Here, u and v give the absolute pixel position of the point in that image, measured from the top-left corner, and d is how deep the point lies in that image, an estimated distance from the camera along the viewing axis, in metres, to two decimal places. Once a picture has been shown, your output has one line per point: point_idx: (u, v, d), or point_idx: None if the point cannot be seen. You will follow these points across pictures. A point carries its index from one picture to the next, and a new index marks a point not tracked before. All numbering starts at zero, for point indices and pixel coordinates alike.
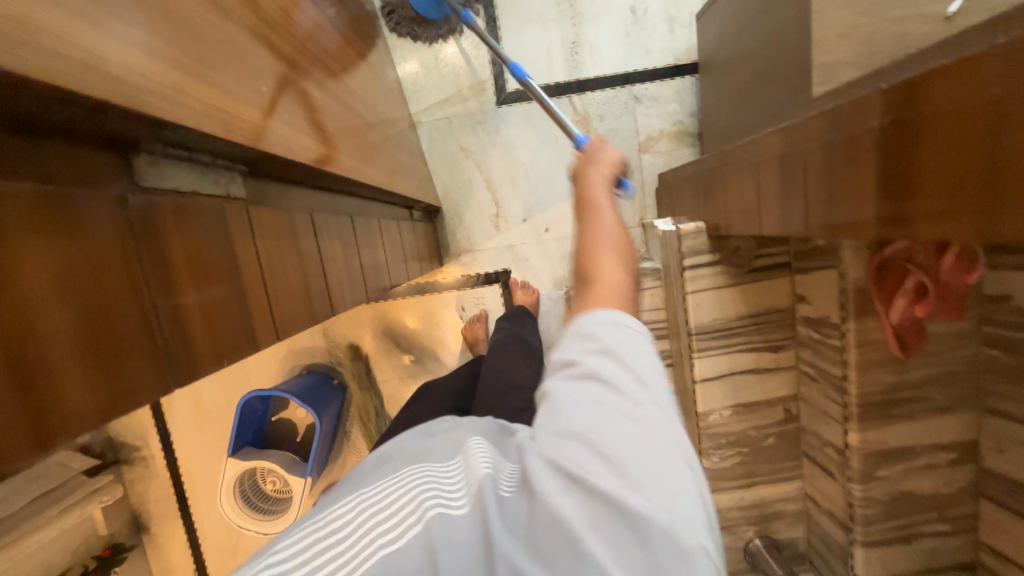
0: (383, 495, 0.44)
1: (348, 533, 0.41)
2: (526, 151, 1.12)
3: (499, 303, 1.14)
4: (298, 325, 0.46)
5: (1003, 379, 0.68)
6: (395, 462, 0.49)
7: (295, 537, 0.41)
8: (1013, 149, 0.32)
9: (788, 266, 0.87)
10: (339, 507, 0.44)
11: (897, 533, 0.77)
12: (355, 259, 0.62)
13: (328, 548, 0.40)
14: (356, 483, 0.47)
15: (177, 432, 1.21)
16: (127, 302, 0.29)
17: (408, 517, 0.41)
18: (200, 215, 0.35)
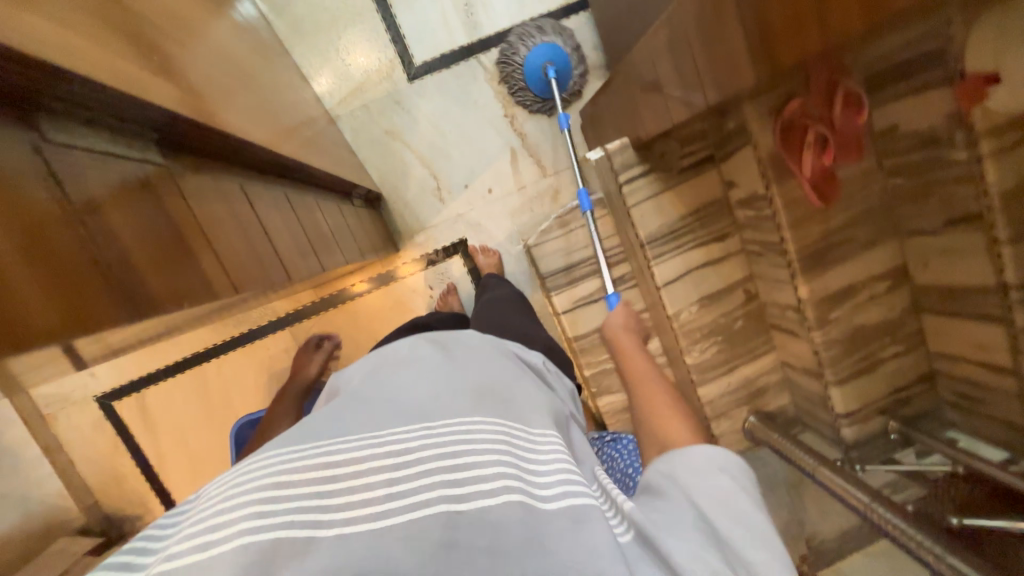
0: (450, 446, 0.45)
1: (408, 474, 0.41)
2: (449, 120, 1.14)
3: (464, 273, 1.19)
4: (256, 284, 0.50)
5: (910, 201, 0.77)
6: (462, 410, 0.50)
7: (352, 459, 0.42)
8: None
9: (712, 158, 0.93)
10: (397, 439, 0.45)
11: (861, 365, 0.85)
12: (299, 229, 0.64)
13: (385, 479, 0.41)
14: (416, 415, 0.48)
15: (177, 486, 1.18)
16: (76, 249, 0.32)
17: (477, 480, 0.42)
18: (121, 174, 0.37)
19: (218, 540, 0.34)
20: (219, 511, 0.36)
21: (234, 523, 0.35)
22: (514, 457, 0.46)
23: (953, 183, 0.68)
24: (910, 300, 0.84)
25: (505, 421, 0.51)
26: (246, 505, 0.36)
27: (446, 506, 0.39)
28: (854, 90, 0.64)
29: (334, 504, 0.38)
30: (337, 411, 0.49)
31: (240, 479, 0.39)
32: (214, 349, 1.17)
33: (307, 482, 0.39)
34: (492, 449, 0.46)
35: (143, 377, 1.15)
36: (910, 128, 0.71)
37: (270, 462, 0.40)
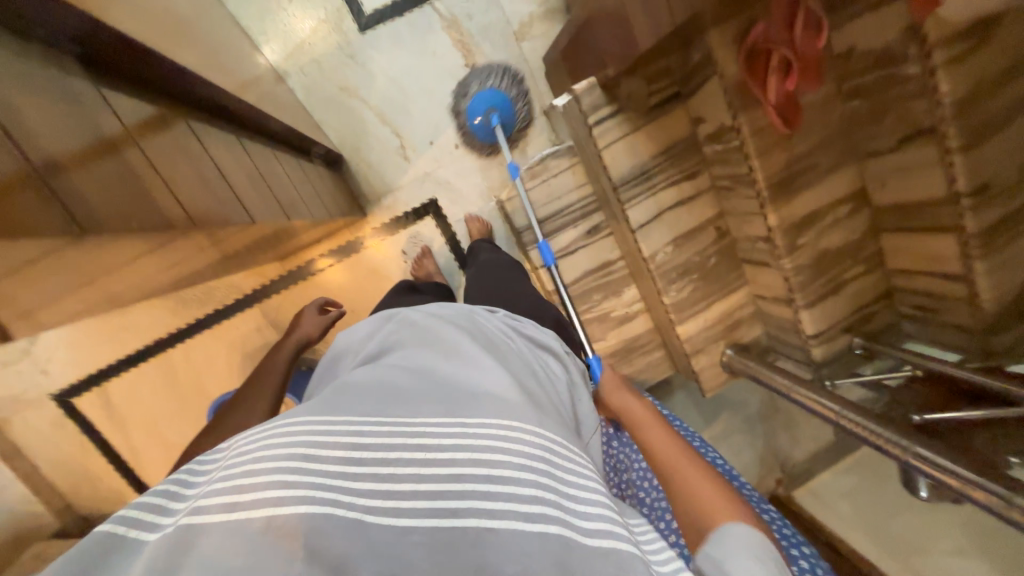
0: (482, 452, 0.43)
1: (436, 477, 0.40)
2: (407, 73, 1.08)
3: (437, 235, 1.16)
4: (214, 224, 0.47)
5: (867, 123, 0.79)
6: (498, 409, 0.48)
7: (381, 447, 0.41)
8: None
9: (679, 96, 0.93)
10: (428, 434, 0.43)
11: (828, 288, 0.89)
12: (259, 178, 0.62)
13: (411, 477, 0.40)
14: (450, 409, 0.47)
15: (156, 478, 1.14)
16: (16, 173, 0.30)
17: (508, 495, 0.40)
18: (48, 92, 0.34)
19: (244, 504, 0.34)
20: (251, 473, 0.36)
21: (261, 489, 0.35)
22: (551, 468, 0.45)
23: (907, 100, 0.70)
24: (869, 222, 0.88)
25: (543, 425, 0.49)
26: (274, 474, 0.36)
27: (471, 521, 0.38)
28: (818, 11, 0.64)
29: (358, 494, 0.37)
30: (373, 387, 0.49)
31: (271, 441, 0.39)
32: (180, 333, 1.12)
33: (334, 463, 0.39)
34: (529, 460, 0.44)
35: (104, 369, 1.08)
36: (867, 48, 0.72)
37: (300, 433, 0.40)
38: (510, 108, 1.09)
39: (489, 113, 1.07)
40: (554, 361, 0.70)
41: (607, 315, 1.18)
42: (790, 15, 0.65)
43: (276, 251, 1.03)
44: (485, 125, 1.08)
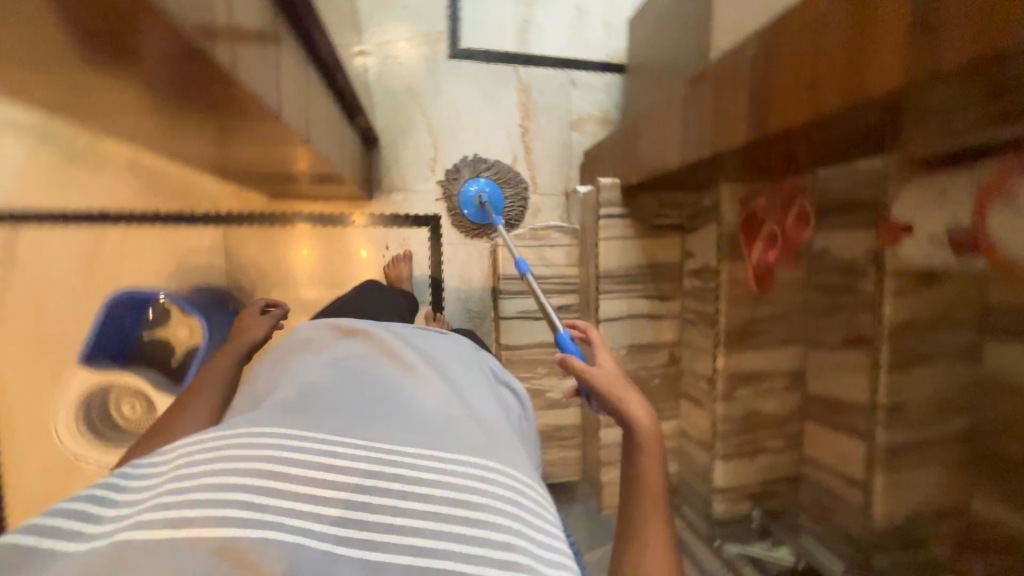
0: (459, 491, 0.43)
1: (409, 507, 0.41)
2: (469, 106, 1.19)
3: (424, 247, 1.19)
4: (244, 92, 0.46)
5: (820, 317, 0.89)
6: (474, 447, 0.48)
7: (350, 468, 0.43)
8: (832, 44, 0.48)
9: (680, 228, 1.05)
10: (402, 464, 0.44)
11: (744, 447, 0.94)
12: (303, 104, 0.67)
13: (386, 508, 0.40)
14: (427, 441, 0.48)
15: (5, 344, 1.00)
16: None
17: (480, 538, 0.40)
18: None
19: (196, 521, 0.36)
20: (209, 491, 0.38)
21: (216, 508, 0.37)
22: (526, 516, 0.44)
23: (856, 309, 0.81)
24: (797, 404, 0.95)
25: (516, 470, 0.48)
26: (234, 495, 0.38)
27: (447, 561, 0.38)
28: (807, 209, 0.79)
29: (325, 524, 0.38)
30: (347, 408, 0.50)
31: (229, 461, 0.41)
32: (124, 215, 1.04)
33: (303, 486, 0.40)
34: (506, 504, 0.44)
35: (29, 211, 1.00)
36: (838, 256, 0.84)
37: (265, 455, 0.41)
38: (500, 200, 1.19)
39: (483, 202, 1.18)
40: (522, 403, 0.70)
41: (542, 391, 1.17)
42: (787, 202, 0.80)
43: (273, 187, 1.03)
44: (477, 211, 1.18)
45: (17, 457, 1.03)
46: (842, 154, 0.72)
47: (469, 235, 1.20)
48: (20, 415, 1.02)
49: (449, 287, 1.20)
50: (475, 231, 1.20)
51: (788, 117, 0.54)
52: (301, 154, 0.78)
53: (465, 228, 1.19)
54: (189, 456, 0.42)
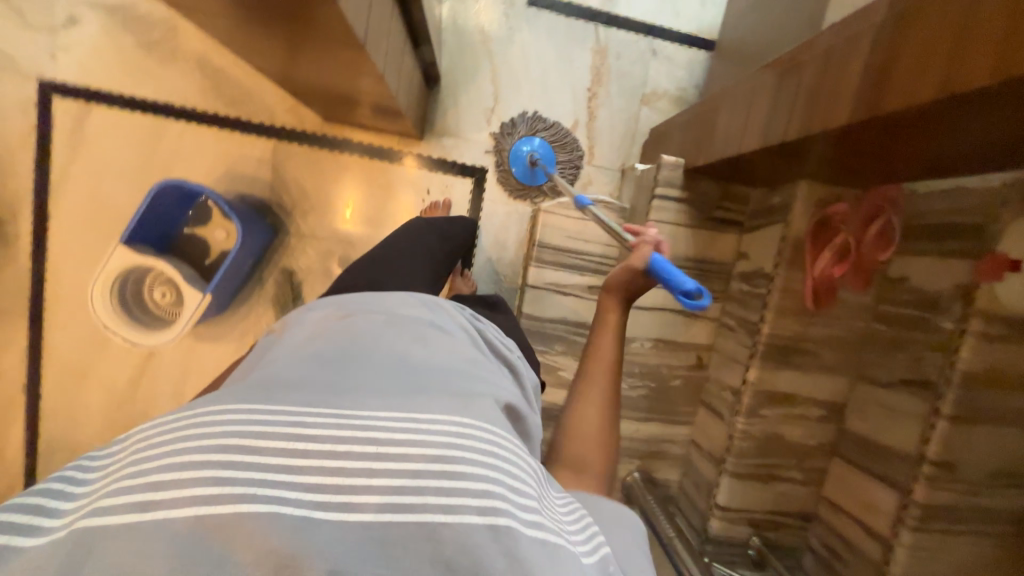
0: (436, 446, 0.38)
1: (384, 466, 0.36)
2: (539, 59, 1.13)
3: (465, 199, 1.16)
4: None
5: (879, 350, 0.79)
6: (451, 405, 0.43)
7: (319, 428, 0.38)
8: (982, 17, 0.41)
9: (740, 225, 0.96)
10: (373, 423, 0.39)
11: (760, 471, 0.86)
12: (366, 8, 0.63)
13: (361, 469, 0.36)
14: (399, 400, 0.42)
15: (60, 215, 1.06)
16: None
17: (461, 490, 0.36)
18: None
19: (160, 502, 0.31)
20: (166, 467, 0.33)
21: (177, 485, 0.32)
22: (509, 471, 0.39)
23: (925, 348, 0.71)
24: (830, 439, 0.86)
25: (499, 428, 0.44)
26: (195, 469, 0.33)
27: (432, 516, 0.34)
28: (891, 229, 0.77)
29: (297, 486, 0.34)
30: (312, 369, 0.45)
31: (185, 433, 0.35)
32: (184, 112, 1.06)
33: (268, 452, 0.35)
34: (487, 457, 0.39)
35: (100, 93, 1.04)
36: (917, 285, 0.74)
37: (223, 422, 0.36)
38: (553, 162, 1.13)
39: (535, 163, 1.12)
40: (523, 371, 0.63)
41: (554, 368, 1.13)
42: (868, 218, 0.78)
43: (328, 107, 1.02)
44: (528, 172, 1.13)
45: (60, 323, 1.10)
46: (947, 170, 0.66)
47: (513, 195, 1.15)
48: (70, 285, 1.08)
49: (482, 245, 1.17)
50: (521, 192, 1.15)
51: (907, 99, 0.47)
52: (359, 70, 0.75)
53: (510, 187, 1.15)
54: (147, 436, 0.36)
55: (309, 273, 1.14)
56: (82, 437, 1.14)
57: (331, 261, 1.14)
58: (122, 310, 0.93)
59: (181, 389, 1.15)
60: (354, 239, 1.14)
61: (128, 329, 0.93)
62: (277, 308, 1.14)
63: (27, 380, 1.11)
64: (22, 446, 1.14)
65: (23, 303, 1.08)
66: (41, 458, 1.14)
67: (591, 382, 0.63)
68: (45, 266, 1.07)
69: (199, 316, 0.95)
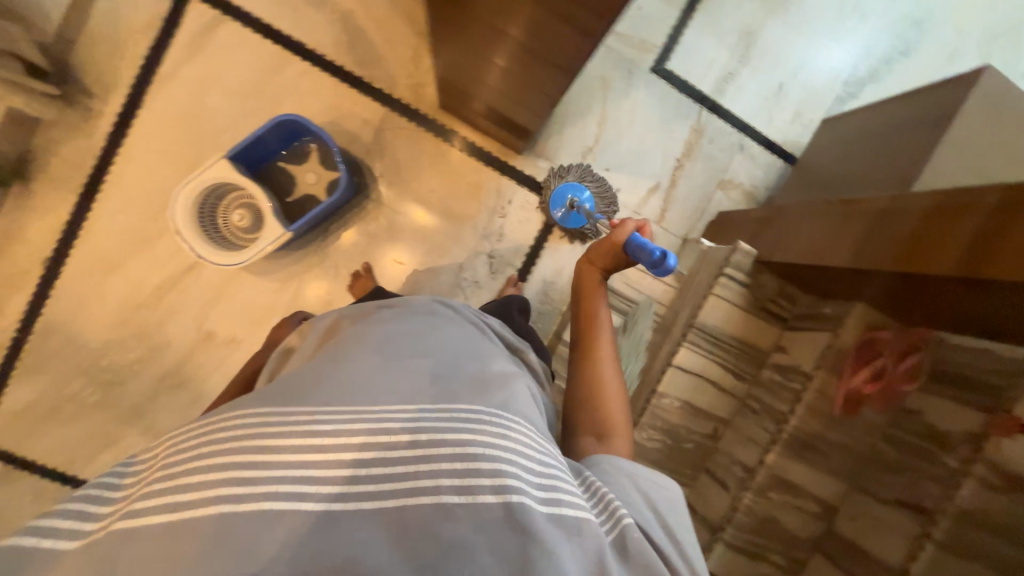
0: (439, 440, 0.49)
1: (394, 456, 0.47)
2: (644, 119, 1.22)
3: (540, 219, 1.22)
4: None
5: (882, 468, 0.88)
6: (450, 403, 0.54)
7: (332, 427, 0.48)
8: None
9: (783, 321, 1.06)
10: (378, 422, 0.50)
11: (752, 548, 0.94)
12: None
13: (374, 460, 0.47)
14: (403, 404, 0.53)
15: (152, 107, 1.05)
16: None
17: (471, 473, 0.47)
18: None
19: (196, 502, 0.42)
20: (200, 475, 0.44)
21: (210, 489, 0.43)
22: (515, 458, 0.50)
23: (925, 477, 0.80)
24: (818, 536, 0.93)
25: (501, 419, 0.54)
26: (224, 477, 0.43)
27: (442, 497, 0.45)
28: (921, 365, 0.86)
29: (316, 480, 0.44)
30: (328, 382, 0.55)
31: (214, 447, 0.46)
32: (311, 54, 1.09)
33: (288, 452, 0.45)
34: (492, 445, 0.50)
35: (238, 10, 1.06)
36: (930, 422, 0.83)
37: (246, 434, 0.46)
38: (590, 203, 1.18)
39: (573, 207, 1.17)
40: (527, 354, 0.78)
41: None
42: (906, 350, 0.87)
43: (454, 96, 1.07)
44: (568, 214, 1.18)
45: (111, 210, 1.06)
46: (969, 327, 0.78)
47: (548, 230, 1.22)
48: (137, 177, 1.06)
49: (541, 265, 1.22)
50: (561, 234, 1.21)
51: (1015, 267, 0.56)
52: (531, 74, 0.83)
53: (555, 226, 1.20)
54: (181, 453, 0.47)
55: (372, 241, 1.16)
56: (86, 329, 1.09)
57: (399, 236, 1.17)
58: (198, 219, 0.94)
59: (207, 311, 1.12)
60: (426, 223, 1.17)
61: (196, 240, 0.92)
62: (331, 264, 1.15)
63: (48, 254, 1.06)
64: (16, 319, 1.07)
65: (81, 177, 1.05)
66: (32, 338, 1.07)
67: (584, 365, 0.77)
68: (117, 149, 1.05)
69: (273, 248, 0.94)
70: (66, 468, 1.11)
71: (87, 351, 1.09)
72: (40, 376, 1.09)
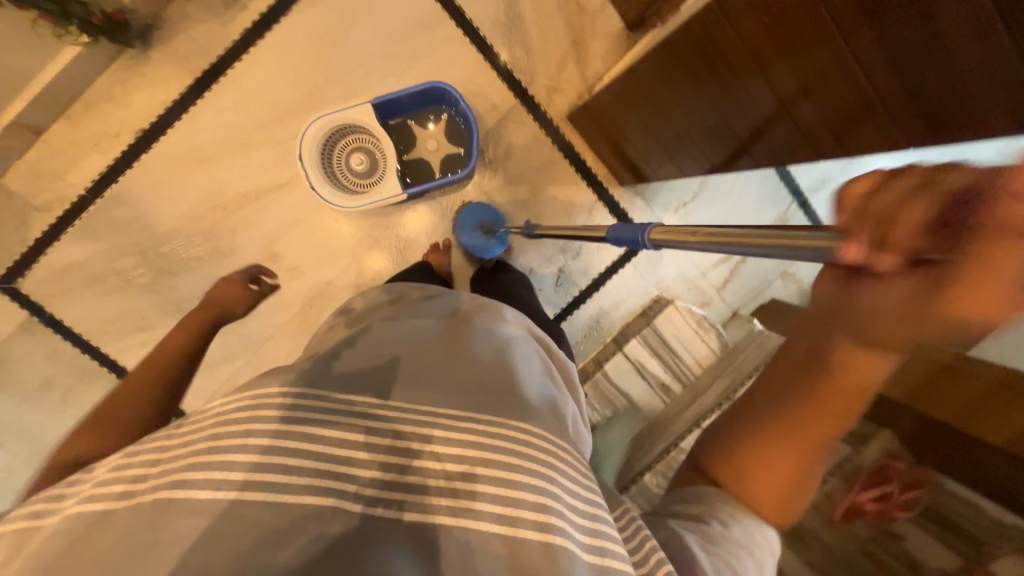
0: (484, 456, 0.48)
1: (440, 465, 0.48)
2: (740, 193, 1.27)
3: (616, 251, 1.25)
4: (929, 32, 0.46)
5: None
6: (494, 409, 0.53)
7: (379, 424, 0.50)
8: None
9: None
10: (425, 426, 0.50)
11: None
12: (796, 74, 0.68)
13: (418, 466, 0.47)
14: (447, 405, 0.54)
15: (299, 19, 1.04)
16: None
17: (517, 500, 0.45)
18: None
19: (234, 478, 0.41)
20: (237, 452, 0.43)
21: (248, 470, 0.42)
22: (562, 488, 0.47)
23: None
24: None
25: (550, 439, 0.52)
26: (265, 460, 0.43)
27: (481, 522, 0.44)
28: (922, 500, 0.87)
29: (358, 480, 0.45)
30: (376, 375, 0.57)
31: (256, 427, 0.44)
32: (466, 23, 1.09)
33: (332, 444, 0.46)
34: (540, 471, 0.47)
35: None
36: (912, 549, 0.84)
37: (290, 419, 0.46)
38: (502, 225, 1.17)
39: (487, 234, 1.12)
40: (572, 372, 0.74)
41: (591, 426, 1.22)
42: (910, 483, 0.90)
43: (591, 113, 1.09)
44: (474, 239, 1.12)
45: (220, 105, 1.04)
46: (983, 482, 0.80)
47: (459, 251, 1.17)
48: (257, 83, 1.05)
49: (603, 292, 1.26)
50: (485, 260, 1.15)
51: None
52: (698, 127, 0.87)
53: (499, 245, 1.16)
54: (212, 423, 0.45)
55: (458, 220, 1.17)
56: (156, 211, 1.07)
57: None
58: (320, 150, 0.99)
59: (280, 232, 1.11)
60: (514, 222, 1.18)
61: (313, 167, 0.97)
62: (412, 228, 1.15)
63: (145, 124, 1.03)
64: (90, 179, 1.04)
65: (203, 62, 1.02)
66: (100, 202, 1.05)
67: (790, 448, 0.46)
68: (249, 48, 1.03)
69: (381, 202, 1.00)
70: (90, 338, 1.09)
71: (150, 233, 1.07)
72: (94, 242, 1.06)
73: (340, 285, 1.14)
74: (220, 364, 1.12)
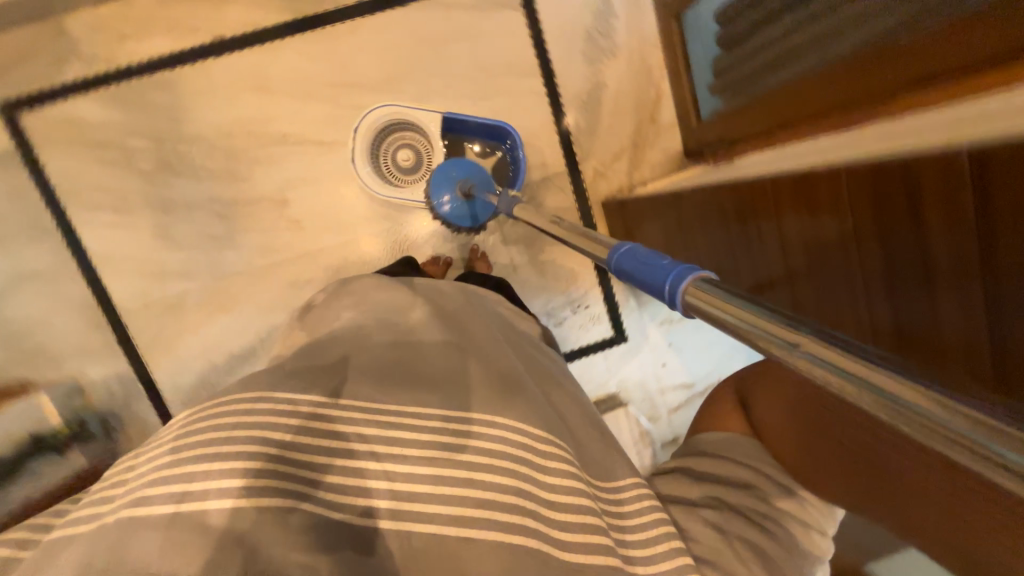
0: (449, 464, 0.52)
1: (406, 463, 0.51)
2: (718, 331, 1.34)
3: (594, 335, 1.29)
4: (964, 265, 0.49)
5: None
6: (460, 406, 0.57)
7: (339, 419, 0.53)
8: None
9: None
10: (386, 425, 0.53)
11: None
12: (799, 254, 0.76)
13: (371, 463, 0.51)
14: (409, 400, 0.56)
15: (409, 14, 1.10)
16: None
17: (482, 506, 0.50)
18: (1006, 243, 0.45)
19: (195, 489, 0.44)
20: (198, 466, 0.46)
21: (206, 480, 0.45)
22: (528, 489, 0.53)
23: None
24: None
25: (519, 441, 0.56)
26: (222, 469, 0.46)
27: (443, 526, 0.49)
28: None
29: (320, 477, 0.49)
30: (332, 369, 0.59)
31: (208, 446, 0.47)
32: (551, 86, 1.17)
33: (290, 449, 0.50)
34: (508, 479, 0.53)
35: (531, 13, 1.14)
36: None
37: (246, 431, 0.49)
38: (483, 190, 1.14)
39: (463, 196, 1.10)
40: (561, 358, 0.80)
41: None
42: None
43: (623, 208, 1.17)
44: (453, 203, 1.10)
45: (303, 50, 1.07)
46: None
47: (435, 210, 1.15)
48: (346, 48, 1.09)
49: None
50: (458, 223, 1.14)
51: None
52: (710, 262, 0.94)
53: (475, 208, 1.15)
54: (168, 448, 0.49)
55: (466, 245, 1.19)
56: (194, 112, 1.06)
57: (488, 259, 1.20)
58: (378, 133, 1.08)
59: (298, 183, 1.11)
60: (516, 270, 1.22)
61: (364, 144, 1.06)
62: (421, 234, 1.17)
63: (225, 34, 1.04)
64: (146, 55, 1.03)
65: (307, 9, 1.06)
66: (145, 79, 1.03)
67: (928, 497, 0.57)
68: (353, 17, 1.08)
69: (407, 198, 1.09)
70: (60, 194, 1.03)
71: (176, 128, 1.05)
72: (118, 111, 1.03)
73: (331, 255, 1.13)
74: (177, 277, 1.08)
